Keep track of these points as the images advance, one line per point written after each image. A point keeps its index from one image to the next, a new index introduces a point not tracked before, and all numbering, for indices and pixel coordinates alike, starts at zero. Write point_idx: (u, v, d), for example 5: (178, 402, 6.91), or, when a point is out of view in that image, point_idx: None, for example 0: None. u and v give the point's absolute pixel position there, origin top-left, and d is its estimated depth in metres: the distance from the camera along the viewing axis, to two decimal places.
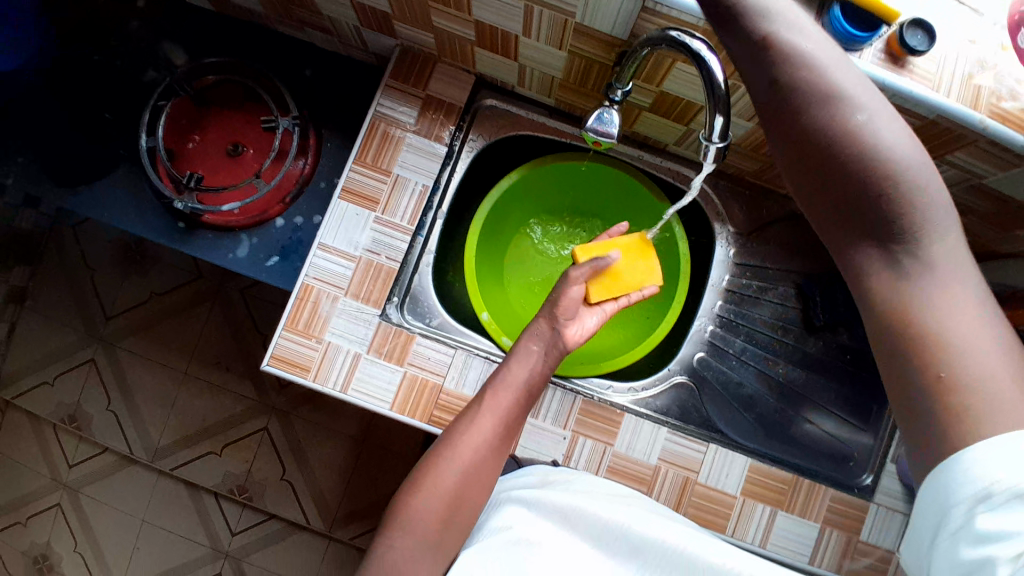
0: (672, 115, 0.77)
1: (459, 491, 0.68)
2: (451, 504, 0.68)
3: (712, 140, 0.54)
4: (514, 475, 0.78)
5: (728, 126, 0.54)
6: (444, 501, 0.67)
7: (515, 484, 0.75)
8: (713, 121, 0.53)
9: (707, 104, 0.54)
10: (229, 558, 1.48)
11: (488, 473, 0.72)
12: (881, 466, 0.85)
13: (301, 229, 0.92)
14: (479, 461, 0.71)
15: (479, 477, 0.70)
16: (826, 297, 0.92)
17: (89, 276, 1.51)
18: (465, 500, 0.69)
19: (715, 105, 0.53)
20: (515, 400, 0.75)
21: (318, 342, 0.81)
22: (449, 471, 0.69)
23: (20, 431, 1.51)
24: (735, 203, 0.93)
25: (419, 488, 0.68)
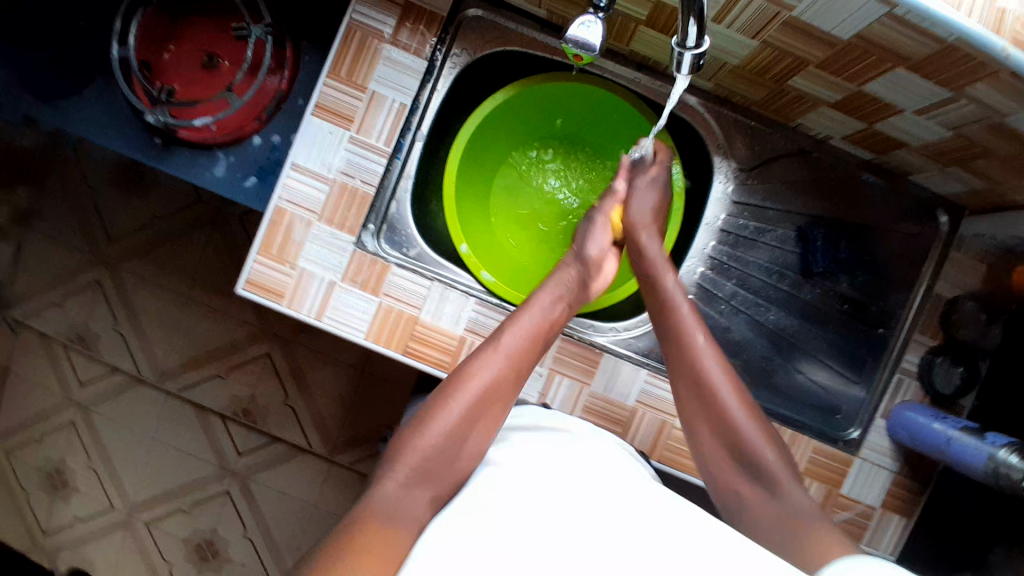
0: (667, 29, 0.70)
1: (470, 421, 0.67)
2: (461, 433, 0.67)
3: (686, 46, 0.54)
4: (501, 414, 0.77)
5: (703, 33, 0.53)
6: (453, 431, 0.66)
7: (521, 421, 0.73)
8: (686, 26, 0.53)
9: (683, 6, 0.51)
10: (235, 475, 1.53)
11: (504, 402, 0.70)
12: (869, 420, 0.84)
13: (278, 149, 0.89)
14: (491, 392, 0.69)
15: (489, 408, 0.69)
16: (828, 242, 0.87)
17: (93, 198, 1.51)
18: (472, 434, 0.67)
19: (688, 9, 0.51)
20: (525, 328, 0.74)
21: (291, 269, 0.79)
22: (460, 400, 0.68)
23: (33, 349, 1.56)
24: (738, 136, 0.86)
25: (430, 422, 0.67)
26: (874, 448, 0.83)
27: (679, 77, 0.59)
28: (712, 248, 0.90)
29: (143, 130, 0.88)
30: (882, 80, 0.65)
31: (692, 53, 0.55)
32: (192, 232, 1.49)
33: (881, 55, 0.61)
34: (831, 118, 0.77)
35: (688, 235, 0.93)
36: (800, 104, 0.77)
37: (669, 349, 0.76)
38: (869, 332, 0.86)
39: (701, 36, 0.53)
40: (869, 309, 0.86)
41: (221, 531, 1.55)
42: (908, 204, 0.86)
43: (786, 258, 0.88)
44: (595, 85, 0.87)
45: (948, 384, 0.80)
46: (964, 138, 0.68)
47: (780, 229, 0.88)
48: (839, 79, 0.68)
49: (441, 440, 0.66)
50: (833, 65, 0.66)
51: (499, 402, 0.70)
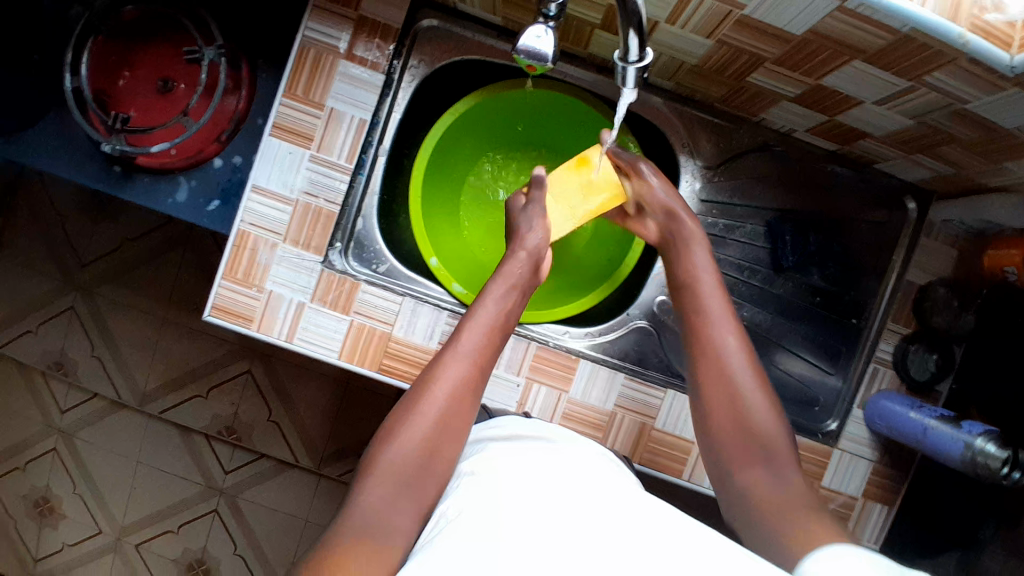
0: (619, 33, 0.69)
1: (440, 428, 0.66)
2: (432, 445, 0.65)
3: (629, 61, 0.54)
4: (482, 424, 0.75)
5: (644, 45, 0.53)
6: (423, 444, 0.65)
7: (493, 433, 0.71)
8: (628, 38, 0.52)
9: (621, 18, 0.51)
10: (223, 494, 1.52)
11: (469, 410, 0.69)
12: (847, 411, 0.85)
13: (240, 170, 0.87)
14: (455, 396, 0.69)
15: (455, 421, 0.68)
16: (797, 237, 0.87)
17: (61, 223, 1.48)
18: (442, 445, 0.66)
19: (627, 21, 0.51)
20: (485, 337, 0.73)
21: (259, 291, 0.77)
22: (426, 409, 0.67)
23: (11, 379, 1.53)
24: (703, 133, 0.85)
25: (398, 438, 0.65)
26: (853, 438, 0.84)
27: (626, 91, 0.59)
28: None
29: (101, 157, 0.87)
30: (840, 73, 0.64)
31: (637, 66, 0.55)
32: (165, 253, 1.47)
33: (836, 49, 0.61)
34: (794, 113, 0.77)
35: None
36: (761, 99, 0.76)
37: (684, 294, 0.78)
38: (843, 323, 0.86)
39: (643, 50, 0.53)
40: (841, 299, 0.87)
41: (213, 551, 1.54)
42: (876, 193, 0.86)
43: (757, 255, 0.88)
44: (557, 90, 0.86)
45: (923, 371, 0.81)
46: (928, 126, 0.68)
47: (750, 224, 0.88)
48: (797, 74, 0.67)
49: (412, 450, 0.64)
50: (790, 61, 0.65)
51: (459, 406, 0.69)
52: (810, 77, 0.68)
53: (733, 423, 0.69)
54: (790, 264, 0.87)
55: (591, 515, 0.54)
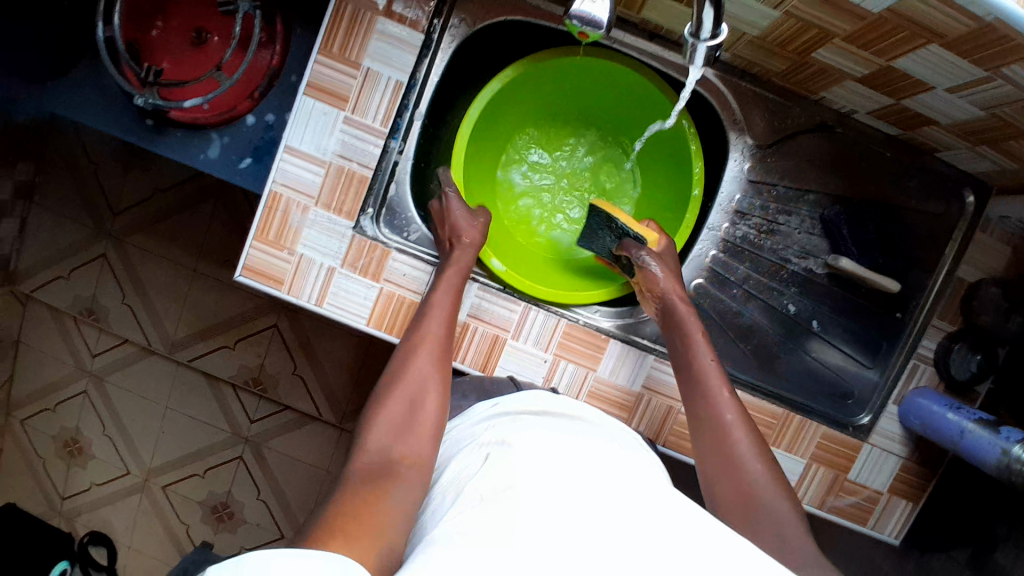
0: None
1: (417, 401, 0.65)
2: (418, 396, 0.65)
3: (700, 37, 0.52)
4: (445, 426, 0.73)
5: (719, 18, 0.50)
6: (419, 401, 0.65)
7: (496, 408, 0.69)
8: (701, 12, 0.50)
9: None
10: (248, 442, 1.56)
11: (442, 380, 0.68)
12: (881, 407, 0.83)
13: (273, 128, 0.85)
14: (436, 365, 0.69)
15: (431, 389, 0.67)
16: (854, 230, 0.84)
17: (94, 172, 1.49)
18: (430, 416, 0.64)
19: None
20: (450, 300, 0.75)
21: (290, 254, 0.77)
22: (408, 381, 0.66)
23: (43, 321, 1.57)
24: (756, 111, 0.81)
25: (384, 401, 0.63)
26: (885, 434, 0.83)
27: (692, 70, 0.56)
28: (728, 231, 0.86)
29: (133, 109, 0.85)
30: (914, 56, 0.60)
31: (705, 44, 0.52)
32: (198, 205, 1.48)
33: (913, 31, 0.57)
34: (857, 92, 0.73)
35: (700, 215, 0.89)
36: (824, 77, 0.72)
37: (674, 337, 0.76)
38: (887, 317, 0.84)
39: (717, 26, 0.51)
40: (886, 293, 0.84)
41: (237, 495, 1.59)
42: (931, 182, 0.82)
43: (811, 244, 0.85)
44: (608, 59, 0.82)
45: (964, 370, 0.80)
46: (998, 118, 0.64)
47: (802, 212, 0.84)
48: (867, 53, 0.64)
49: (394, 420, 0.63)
50: (862, 38, 0.61)
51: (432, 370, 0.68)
52: (883, 58, 0.64)
53: (715, 444, 0.67)
54: (849, 257, 0.83)
55: (618, 494, 0.50)
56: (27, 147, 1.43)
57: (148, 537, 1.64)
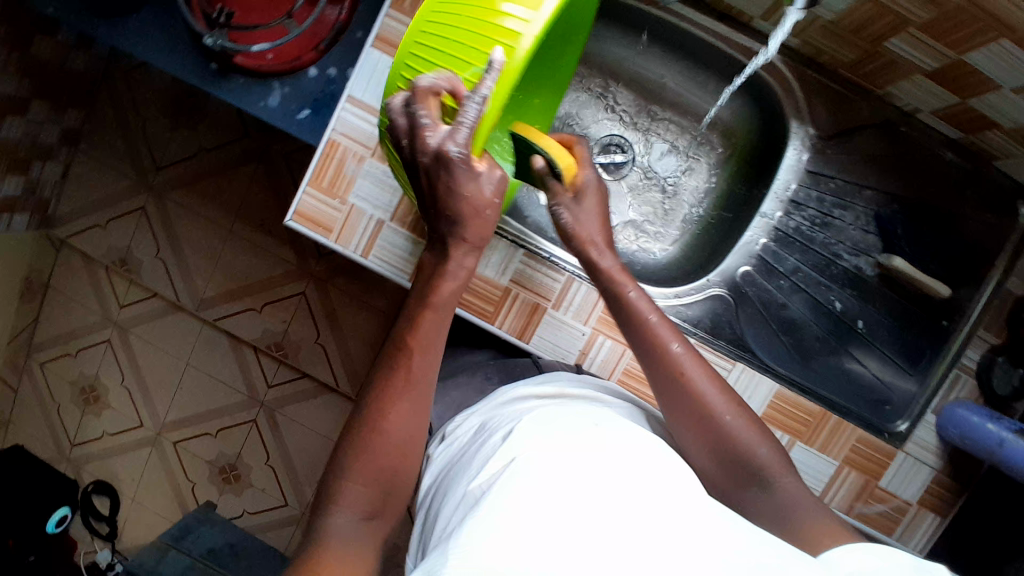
0: None
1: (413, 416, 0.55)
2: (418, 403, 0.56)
3: None
4: (462, 413, 0.72)
5: None
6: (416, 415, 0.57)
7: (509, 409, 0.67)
8: None
9: None
10: (264, 406, 1.57)
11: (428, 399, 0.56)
12: (919, 415, 0.82)
13: (334, 82, 0.87)
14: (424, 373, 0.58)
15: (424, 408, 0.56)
16: (908, 231, 0.85)
17: (140, 124, 1.51)
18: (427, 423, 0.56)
19: None
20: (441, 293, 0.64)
21: (341, 204, 0.78)
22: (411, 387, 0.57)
23: (74, 267, 1.59)
24: (820, 101, 0.81)
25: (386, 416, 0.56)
26: (919, 442, 0.81)
27: None
28: (778, 220, 0.85)
29: (198, 52, 0.87)
30: (984, 52, 0.65)
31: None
32: (238, 167, 1.49)
33: (988, 22, 0.62)
34: (924, 89, 0.75)
35: (750, 205, 0.88)
36: (891, 71, 0.75)
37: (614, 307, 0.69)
38: (931, 324, 0.84)
39: None
40: (931, 301, 0.84)
41: (246, 458, 1.60)
42: (986, 193, 0.83)
43: (866, 241, 0.86)
44: (680, 38, 0.84)
45: (1006, 386, 0.79)
46: None
47: (857, 207, 0.85)
48: (940, 45, 0.67)
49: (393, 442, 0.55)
50: (936, 28, 0.66)
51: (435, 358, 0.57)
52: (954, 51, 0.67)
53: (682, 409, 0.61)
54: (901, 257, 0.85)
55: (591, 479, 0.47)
56: (80, 94, 1.45)
57: (152, 492, 1.64)
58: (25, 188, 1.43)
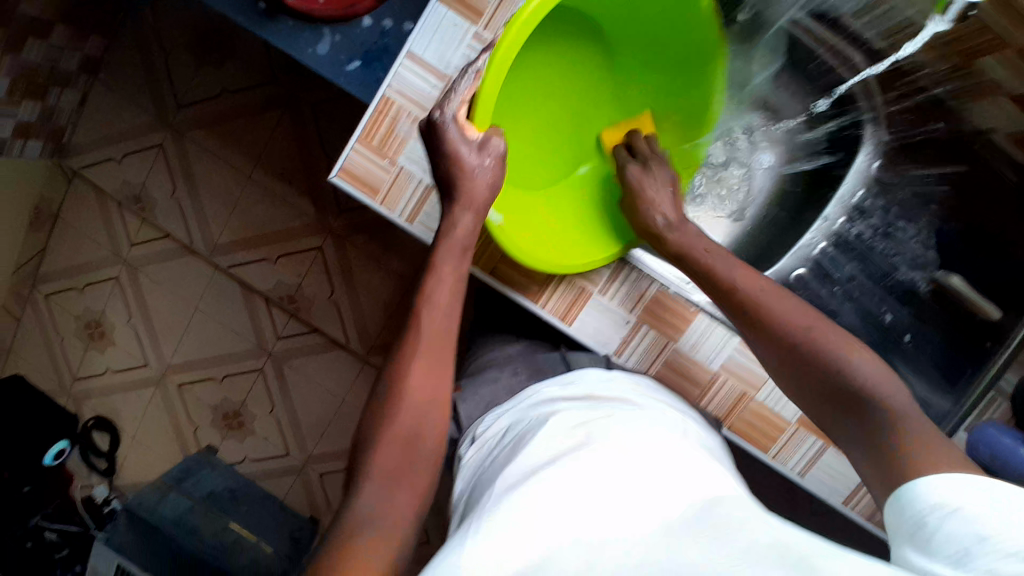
0: None
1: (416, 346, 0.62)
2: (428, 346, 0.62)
3: None
4: (491, 412, 0.75)
5: None
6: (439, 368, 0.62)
7: (548, 399, 0.69)
8: None
9: None
10: (271, 357, 1.54)
11: (444, 354, 0.62)
12: (951, 431, 0.78)
13: (389, 35, 0.83)
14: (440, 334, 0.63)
15: (436, 356, 0.62)
16: (966, 248, 0.86)
17: (164, 57, 1.45)
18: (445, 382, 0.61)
19: None
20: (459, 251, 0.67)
21: (390, 164, 0.74)
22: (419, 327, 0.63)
23: (87, 202, 1.54)
24: (893, 107, 0.84)
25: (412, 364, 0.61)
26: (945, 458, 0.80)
27: None
28: (839, 225, 0.91)
29: None
30: None
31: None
32: (263, 111, 1.44)
33: None
34: (1011, 103, 0.78)
35: (813, 209, 0.92)
36: (980, 84, 0.79)
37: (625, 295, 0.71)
38: (975, 344, 0.82)
39: None
40: (977, 321, 0.83)
41: (251, 408, 1.58)
42: None
43: (925, 256, 0.87)
44: (769, 29, 0.87)
45: None
46: None
47: (920, 222, 0.88)
48: None
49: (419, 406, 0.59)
50: None
51: (448, 346, 0.64)
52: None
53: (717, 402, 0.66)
54: (960, 277, 0.85)
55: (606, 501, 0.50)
56: (103, 19, 1.39)
57: (151, 435, 1.62)
58: (41, 116, 1.37)
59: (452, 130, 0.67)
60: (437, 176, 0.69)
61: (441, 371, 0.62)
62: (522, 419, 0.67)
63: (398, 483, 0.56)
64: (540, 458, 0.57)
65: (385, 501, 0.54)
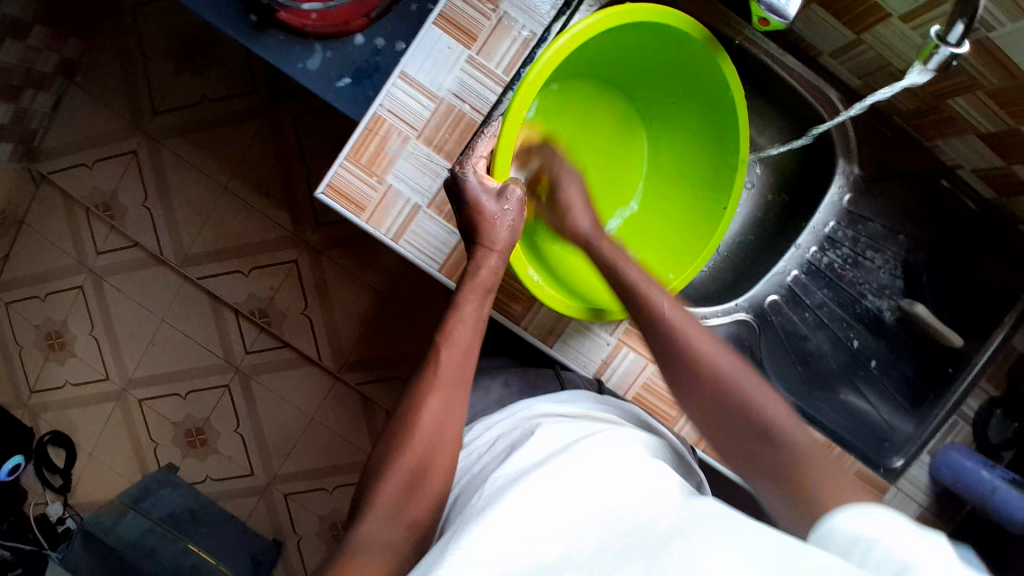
0: (853, 25, 0.79)
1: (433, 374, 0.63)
2: (454, 385, 0.63)
3: (946, 41, 0.63)
4: (480, 421, 0.74)
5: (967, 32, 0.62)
6: (449, 395, 0.62)
7: (543, 412, 0.70)
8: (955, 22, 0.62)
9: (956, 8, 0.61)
10: (239, 372, 1.50)
11: (462, 381, 0.64)
12: (914, 454, 0.84)
13: (381, 54, 0.84)
14: (451, 366, 0.64)
15: (450, 387, 0.63)
16: (932, 278, 0.91)
17: (142, 64, 1.43)
18: (452, 409, 0.62)
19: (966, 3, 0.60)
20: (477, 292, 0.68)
21: (378, 182, 0.75)
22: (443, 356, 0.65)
23: (53, 207, 1.49)
24: (866, 145, 0.88)
25: (425, 395, 0.62)
26: (911, 480, 0.85)
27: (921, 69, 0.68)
28: (811, 254, 0.92)
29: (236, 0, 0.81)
30: None
31: (949, 50, 0.64)
32: (242, 122, 1.43)
33: None
34: (972, 147, 0.82)
35: (786, 235, 0.93)
36: (946, 126, 0.82)
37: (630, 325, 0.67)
38: (938, 371, 0.88)
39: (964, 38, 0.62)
40: (941, 351, 0.88)
41: (216, 424, 1.53)
42: (1002, 252, 0.88)
43: (891, 285, 0.92)
44: (753, 65, 0.88)
45: (999, 435, 0.85)
46: None
47: (888, 252, 0.91)
48: (1001, 113, 0.75)
49: (432, 427, 0.60)
50: (1001, 96, 0.73)
51: (460, 387, 0.64)
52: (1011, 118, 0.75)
53: None
54: (923, 304, 0.90)
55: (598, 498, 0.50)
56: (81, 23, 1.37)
57: (110, 452, 1.55)
58: (11, 118, 1.35)
59: (473, 180, 0.70)
60: (462, 225, 0.70)
61: (452, 397, 0.63)
62: (516, 425, 0.68)
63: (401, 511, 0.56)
64: (528, 463, 0.57)
65: (387, 531, 0.55)
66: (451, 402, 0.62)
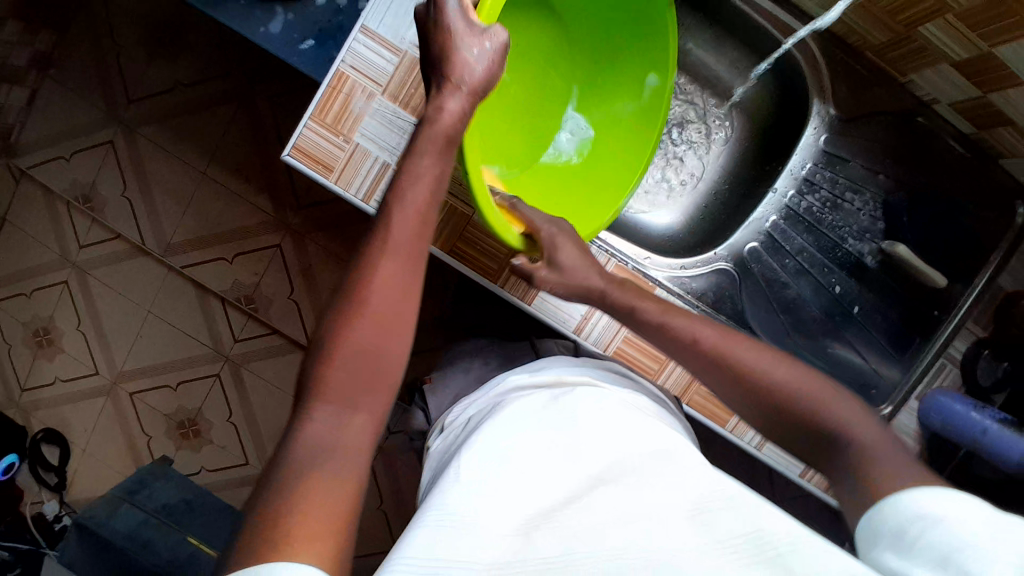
0: None
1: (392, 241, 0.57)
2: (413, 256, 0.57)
3: None
4: (459, 403, 0.73)
5: None
6: (409, 262, 0.56)
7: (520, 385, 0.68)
8: None
9: None
10: (229, 361, 1.49)
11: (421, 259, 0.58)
12: (904, 401, 0.84)
13: (343, 13, 0.82)
14: (411, 241, 0.58)
15: (411, 254, 0.56)
16: (914, 216, 0.90)
17: (115, 52, 1.41)
18: (408, 282, 0.55)
19: None
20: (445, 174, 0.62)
21: (345, 141, 0.73)
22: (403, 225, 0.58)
23: (32, 202, 1.48)
24: (842, 82, 0.87)
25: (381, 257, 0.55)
26: (900, 427, 0.84)
27: None
28: (789, 198, 0.92)
29: None
30: (1009, 48, 0.73)
31: None
32: (218, 106, 1.41)
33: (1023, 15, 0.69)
34: (946, 78, 0.81)
35: (765, 181, 0.93)
36: (920, 57, 0.81)
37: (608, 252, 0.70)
38: (924, 314, 0.88)
39: None
40: (924, 290, 0.89)
41: (208, 414, 1.51)
42: (987, 189, 0.87)
43: (872, 228, 0.91)
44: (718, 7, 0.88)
45: (988, 376, 0.84)
46: None
47: (867, 193, 0.92)
48: (971, 35, 0.75)
49: (387, 294, 0.54)
50: (972, 17, 0.73)
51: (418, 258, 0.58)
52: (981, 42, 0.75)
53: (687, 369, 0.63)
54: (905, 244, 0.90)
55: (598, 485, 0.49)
56: None
57: (103, 448, 1.54)
58: None
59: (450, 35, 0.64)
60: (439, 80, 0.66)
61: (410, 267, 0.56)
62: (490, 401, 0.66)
63: (353, 404, 0.51)
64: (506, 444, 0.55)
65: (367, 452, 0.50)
66: (413, 270, 0.56)
